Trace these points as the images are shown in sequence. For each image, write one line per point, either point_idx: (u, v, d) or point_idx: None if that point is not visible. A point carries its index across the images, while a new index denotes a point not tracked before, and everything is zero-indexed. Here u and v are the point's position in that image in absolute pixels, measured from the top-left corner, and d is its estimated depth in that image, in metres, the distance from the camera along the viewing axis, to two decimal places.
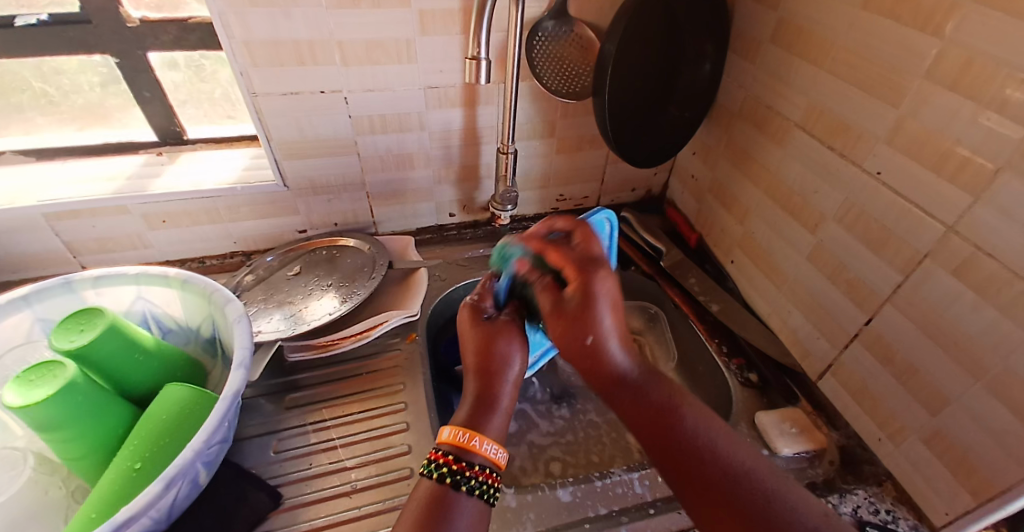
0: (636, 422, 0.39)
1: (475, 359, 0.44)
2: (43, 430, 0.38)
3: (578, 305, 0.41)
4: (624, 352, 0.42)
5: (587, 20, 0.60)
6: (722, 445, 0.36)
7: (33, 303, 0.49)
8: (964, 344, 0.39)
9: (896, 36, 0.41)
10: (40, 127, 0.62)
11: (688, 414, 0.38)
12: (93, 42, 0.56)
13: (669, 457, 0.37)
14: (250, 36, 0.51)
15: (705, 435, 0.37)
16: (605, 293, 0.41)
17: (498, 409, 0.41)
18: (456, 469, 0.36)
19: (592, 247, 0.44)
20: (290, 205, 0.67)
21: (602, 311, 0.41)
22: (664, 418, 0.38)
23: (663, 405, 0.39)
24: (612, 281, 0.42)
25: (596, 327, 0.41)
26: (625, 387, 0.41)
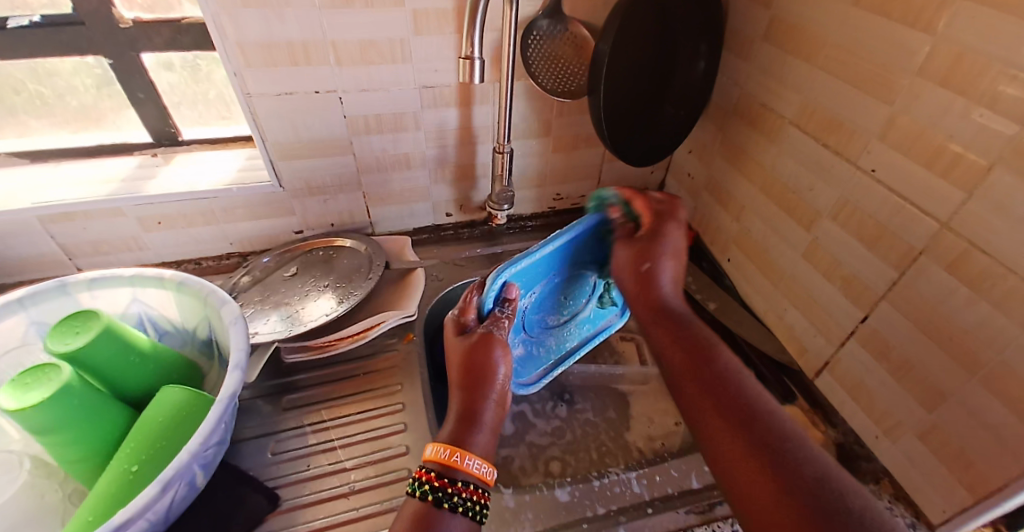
0: (674, 344, 0.44)
1: (457, 373, 0.44)
2: (38, 433, 0.38)
3: (648, 245, 0.49)
4: (673, 290, 0.49)
5: (581, 19, 0.60)
6: (749, 384, 0.39)
7: (28, 307, 0.49)
8: (958, 339, 0.39)
9: (888, 33, 0.41)
10: (33, 129, 0.62)
11: (725, 355, 0.42)
12: (86, 44, 0.55)
13: (692, 375, 0.41)
14: (243, 36, 0.51)
15: (736, 374, 0.40)
16: (675, 239, 0.50)
17: (483, 424, 0.41)
18: (438, 486, 0.36)
19: (674, 207, 0.53)
20: (286, 206, 0.67)
21: (669, 256, 0.49)
22: (704, 350, 0.42)
23: (705, 343, 0.43)
24: (680, 234, 0.51)
25: (657, 264, 0.48)
26: (666, 320, 0.46)
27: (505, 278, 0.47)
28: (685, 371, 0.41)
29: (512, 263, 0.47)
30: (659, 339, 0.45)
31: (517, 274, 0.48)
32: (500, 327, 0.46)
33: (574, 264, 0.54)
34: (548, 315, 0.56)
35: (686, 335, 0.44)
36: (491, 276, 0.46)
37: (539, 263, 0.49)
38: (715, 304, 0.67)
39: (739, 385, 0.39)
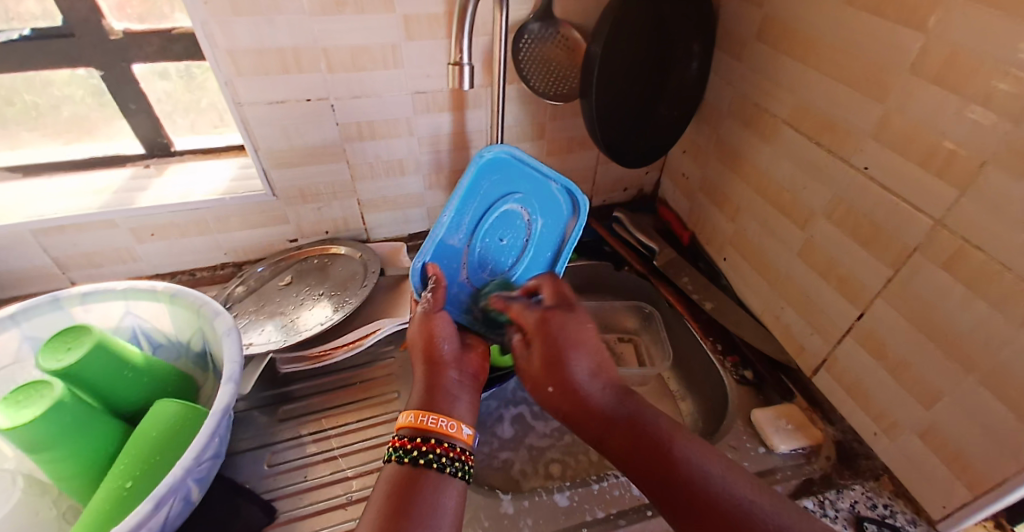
0: (631, 456, 0.37)
1: (416, 346, 0.44)
2: (30, 450, 0.38)
3: (545, 352, 0.43)
4: (596, 382, 0.41)
5: (573, 22, 0.59)
6: (728, 482, 0.33)
7: (21, 322, 0.48)
8: (955, 337, 0.39)
9: (880, 31, 0.40)
10: (27, 141, 0.62)
11: (683, 445, 0.36)
12: (77, 56, 0.55)
13: (663, 496, 0.34)
14: (234, 45, 0.51)
15: (703, 471, 0.34)
16: (569, 331, 0.44)
17: (452, 392, 0.41)
18: (399, 446, 0.36)
19: (561, 292, 0.48)
20: (280, 214, 0.66)
21: (570, 350, 0.42)
22: (662, 450, 0.35)
23: (659, 437, 0.36)
24: (576, 317, 0.45)
25: (566, 373, 0.41)
26: (616, 429, 0.38)
27: (420, 263, 0.46)
28: (649, 481, 0.35)
29: (421, 247, 0.46)
30: (614, 451, 0.38)
31: (430, 254, 0.46)
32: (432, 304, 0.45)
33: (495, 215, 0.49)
34: (497, 268, 0.52)
35: (641, 437, 0.37)
36: (410, 269, 0.46)
37: (449, 234, 0.46)
38: (713, 304, 0.67)
39: (720, 493, 0.32)
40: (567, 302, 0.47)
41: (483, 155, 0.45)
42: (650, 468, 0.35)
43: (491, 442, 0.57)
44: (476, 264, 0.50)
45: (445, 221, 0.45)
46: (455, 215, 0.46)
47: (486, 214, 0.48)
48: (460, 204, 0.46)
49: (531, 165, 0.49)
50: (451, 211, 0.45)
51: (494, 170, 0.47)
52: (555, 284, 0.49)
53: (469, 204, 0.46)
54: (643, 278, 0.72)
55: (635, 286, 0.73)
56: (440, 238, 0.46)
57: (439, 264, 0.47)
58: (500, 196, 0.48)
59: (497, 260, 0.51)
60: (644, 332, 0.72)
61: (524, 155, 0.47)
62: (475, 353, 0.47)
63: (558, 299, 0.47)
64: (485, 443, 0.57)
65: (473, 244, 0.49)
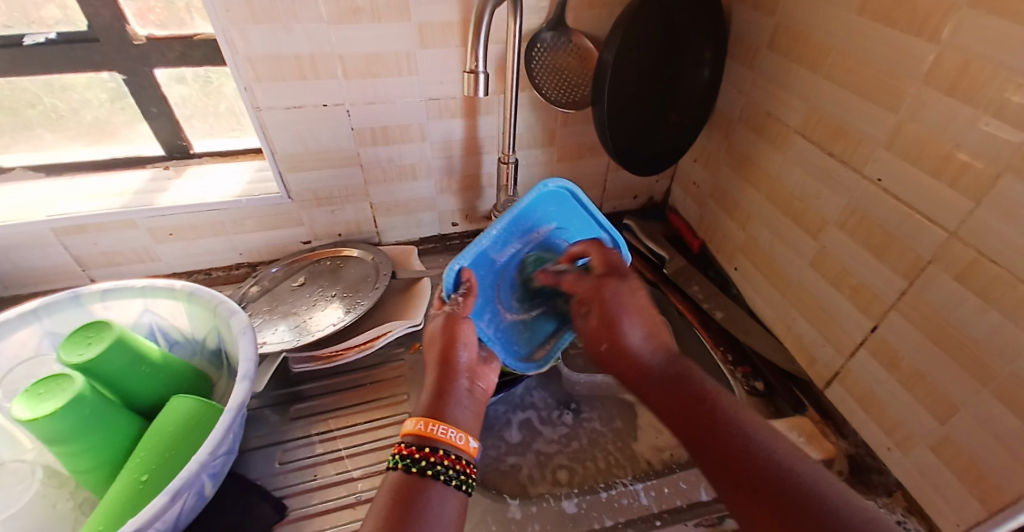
0: (670, 403, 0.42)
1: (433, 349, 0.45)
2: (51, 443, 0.39)
3: (601, 313, 0.48)
4: (648, 342, 0.46)
5: (585, 30, 0.60)
6: (755, 430, 0.37)
7: (42, 317, 0.50)
8: (969, 348, 0.39)
9: (893, 41, 0.41)
10: (50, 143, 0.64)
11: (721, 402, 0.40)
12: (100, 60, 0.57)
13: (696, 431, 0.39)
14: (252, 51, 0.52)
15: (738, 423, 0.38)
16: (621, 297, 0.47)
17: (459, 401, 0.42)
18: (406, 454, 0.36)
19: (608, 262, 0.49)
20: (294, 217, 0.68)
21: (623, 314, 0.47)
22: (699, 404, 0.40)
23: (699, 393, 0.41)
24: (628, 285, 0.48)
25: (619, 334, 0.46)
26: (658, 381, 0.44)
27: (459, 264, 0.45)
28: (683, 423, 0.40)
29: (464, 250, 0.46)
30: (652, 399, 0.43)
31: (471, 258, 0.46)
32: (459, 308, 0.45)
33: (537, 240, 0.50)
34: (525, 294, 0.52)
35: (678, 388, 0.42)
36: (446, 268, 0.45)
37: (494, 247, 0.47)
38: (723, 312, 0.66)
39: (748, 438, 0.36)
40: (617, 268, 0.49)
41: (549, 183, 0.48)
42: (681, 411, 0.41)
43: (499, 446, 0.57)
44: (507, 282, 0.50)
45: (494, 233, 0.46)
46: (506, 229, 0.47)
47: (532, 238, 0.50)
48: (512, 221, 0.48)
49: (588, 210, 0.52)
50: (503, 224, 0.47)
51: (553, 201, 0.50)
52: (598, 248, 0.50)
53: (520, 223, 0.48)
54: (653, 286, 0.72)
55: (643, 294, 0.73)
56: (484, 248, 0.46)
57: (476, 271, 0.47)
58: (550, 226, 0.51)
59: (527, 288, 0.52)
60: None
61: (585, 198, 0.51)
62: (489, 368, 0.48)
63: (605, 266, 0.49)
64: (494, 447, 0.57)
65: (511, 263, 0.50)
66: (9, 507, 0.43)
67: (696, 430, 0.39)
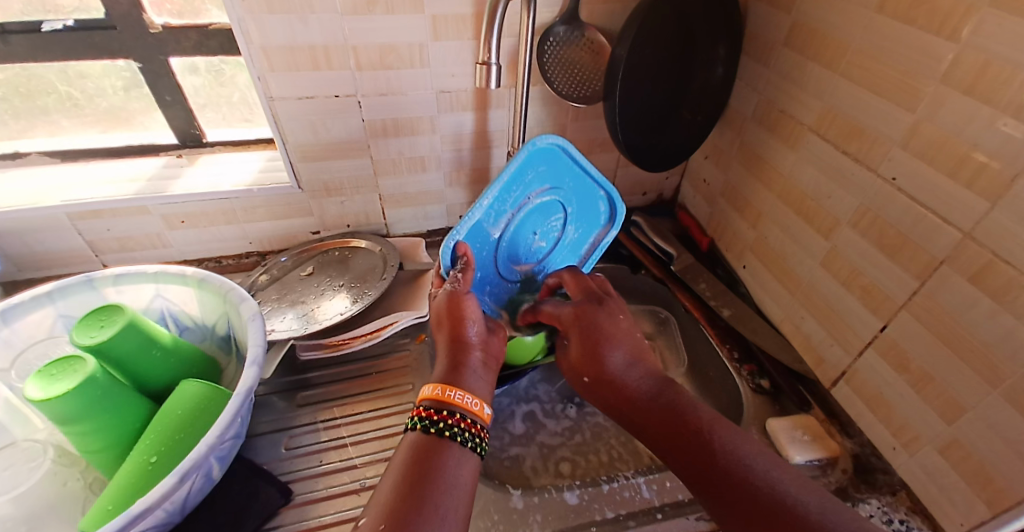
0: (663, 438, 0.38)
1: (441, 327, 0.44)
2: (62, 423, 0.40)
3: (584, 342, 0.45)
4: (634, 368, 0.43)
5: (598, 25, 0.60)
6: (752, 461, 0.34)
7: (56, 300, 0.51)
8: (981, 351, 0.38)
9: (912, 40, 0.40)
10: (65, 129, 0.64)
11: (716, 429, 0.37)
12: (117, 48, 0.57)
13: (694, 470, 0.36)
14: (268, 41, 0.52)
15: (735, 452, 0.35)
16: (600, 322, 0.46)
17: (474, 370, 0.41)
18: (425, 416, 0.37)
19: (585, 291, 0.49)
20: (305, 207, 0.68)
21: (607, 338, 0.44)
22: (693, 436, 0.37)
23: (692, 422, 0.38)
24: (607, 308, 0.47)
25: (601, 362, 0.43)
26: (647, 408, 0.40)
27: (454, 240, 0.46)
28: (678, 459, 0.37)
29: (458, 224, 0.46)
30: (641, 422, 0.40)
31: (465, 233, 0.47)
32: (459, 283, 0.45)
33: (533, 206, 0.50)
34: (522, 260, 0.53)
35: (674, 417, 0.39)
36: (443, 244, 0.45)
37: (487, 218, 0.48)
38: (730, 311, 0.66)
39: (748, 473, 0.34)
40: (593, 295, 0.49)
41: (538, 141, 0.47)
42: (684, 449, 0.37)
43: (503, 437, 0.58)
44: (505, 250, 0.51)
45: (486, 204, 0.46)
46: (499, 198, 0.47)
47: (526, 204, 0.50)
48: (503, 188, 0.47)
49: (580, 166, 0.52)
50: (495, 194, 0.47)
51: (543, 161, 0.49)
52: (575, 281, 0.51)
53: (513, 190, 0.48)
54: (660, 283, 0.72)
55: (652, 291, 0.74)
56: (478, 220, 0.47)
57: (473, 244, 0.48)
58: (543, 189, 0.50)
59: (524, 251, 0.53)
60: (660, 336, 0.71)
61: (578, 154, 0.50)
62: (499, 339, 0.46)
63: (584, 294, 0.49)
64: (497, 438, 0.57)
65: (508, 231, 0.50)
66: (19, 485, 0.43)
67: (702, 471, 0.35)
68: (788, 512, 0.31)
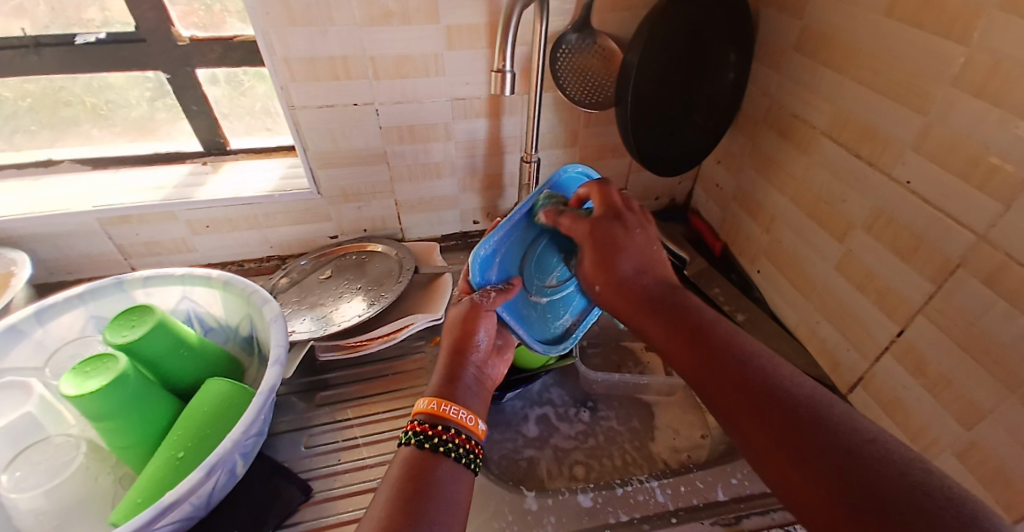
0: (669, 339, 0.39)
1: (450, 332, 0.45)
2: (95, 419, 0.41)
3: (596, 254, 0.44)
4: (644, 277, 0.43)
5: (609, 32, 0.61)
6: (758, 358, 0.34)
7: (87, 302, 0.53)
8: (998, 354, 0.38)
9: (923, 43, 0.40)
10: (96, 138, 0.67)
11: (723, 330, 0.37)
12: (146, 60, 0.60)
13: (696, 364, 0.36)
14: (290, 52, 0.54)
15: (741, 349, 0.35)
16: (615, 238, 0.44)
17: (469, 386, 0.42)
18: (420, 431, 0.37)
19: (603, 205, 0.46)
20: (323, 212, 0.70)
21: (618, 252, 0.44)
22: (698, 336, 0.37)
23: (698, 323, 0.38)
24: (625, 223, 0.45)
25: (613, 272, 0.43)
26: (654, 312, 0.40)
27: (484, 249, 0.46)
28: (683, 355, 0.37)
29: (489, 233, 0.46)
30: (652, 332, 0.40)
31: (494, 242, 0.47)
32: (487, 298, 0.44)
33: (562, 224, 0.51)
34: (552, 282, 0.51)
35: (681, 320, 0.39)
36: (473, 253, 0.45)
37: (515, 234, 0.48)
38: (744, 315, 0.66)
39: (750, 366, 0.34)
40: (613, 211, 0.45)
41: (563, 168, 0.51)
42: (690, 350, 0.37)
43: (517, 439, 0.58)
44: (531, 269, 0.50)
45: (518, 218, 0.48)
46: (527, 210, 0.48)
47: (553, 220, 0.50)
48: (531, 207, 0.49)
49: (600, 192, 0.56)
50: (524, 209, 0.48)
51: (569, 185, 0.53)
52: (600, 191, 0.47)
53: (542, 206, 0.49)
54: None
55: None
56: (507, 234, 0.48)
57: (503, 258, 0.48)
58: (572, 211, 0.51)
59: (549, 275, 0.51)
60: None
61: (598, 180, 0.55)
62: (500, 358, 0.47)
63: (607, 208, 0.46)
64: (511, 440, 0.58)
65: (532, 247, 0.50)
66: (40, 486, 0.44)
67: (704, 368, 0.36)
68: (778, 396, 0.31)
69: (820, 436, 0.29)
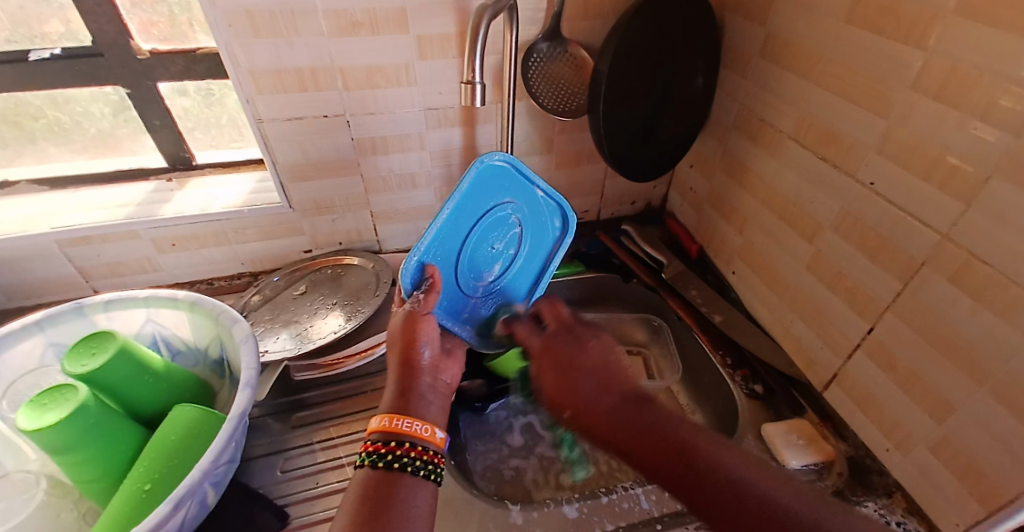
0: (656, 464, 0.33)
1: (393, 348, 0.42)
2: (54, 454, 0.39)
3: (551, 373, 0.42)
4: (602, 388, 0.39)
5: (580, 40, 0.61)
6: (755, 476, 0.31)
7: (46, 328, 0.50)
8: (965, 349, 0.39)
9: (882, 49, 0.41)
10: (53, 156, 0.65)
11: (705, 447, 0.33)
12: (104, 75, 0.58)
13: (696, 492, 0.31)
14: (255, 64, 0.53)
15: (733, 468, 0.32)
16: (572, 350, 0.43)
17: (424, 396, 0.40)
18: (372, 450, 0.35)
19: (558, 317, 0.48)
20: (296, 226, 0.68)
21: (575, 367, 0.42)
22: (688, 462, 0.32)
23: (682, 442, 0.33)
24: (576, 336, 0.45)
25: (574, 395, 0.39)
26: (633, 430, 0.35)
27: (414, 261, 0.44)
28: (681, 490, 0.32)
29: (417, 242, 0.44)
30: (625, 444, 0.35)
31: (425, 252, 0.45)
32: (421, 304, 0.43)
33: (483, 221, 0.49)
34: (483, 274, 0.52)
35: (662, 441, 0.34)
36: (405, 261, 0.43)
37: (443, 238, 0.46)
38: (722, 316, 0.67)
39: (753, 492, 0.30)
40: (570, 325, 0.47)
41: (483, 162, 0.46)
42: (686, 483, 0.32)
43: (501, 449, 0.58)
44: (463, 266, 0.49)
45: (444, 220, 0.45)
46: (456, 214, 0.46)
47: (483, 216, 0.49)
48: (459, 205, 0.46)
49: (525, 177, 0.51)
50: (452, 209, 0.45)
51: (496, 177, 0.48)
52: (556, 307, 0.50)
53: (470, 206, 0.47)
54: (651, 290, 0.72)
55: (643, 298, 0.73)
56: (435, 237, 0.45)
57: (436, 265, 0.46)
58: (499, 204, 0.50)
59: (482, 266, 0.51)
60: (654, 344, 0.72)
61: (526, 168, 0.50)
62: (454, 365, 0.45)
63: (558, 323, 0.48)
64: (495, 451, 0.58)
65: (467, 246, 0.48)
66: (15, 516, 0.43)
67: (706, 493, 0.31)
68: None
69: None
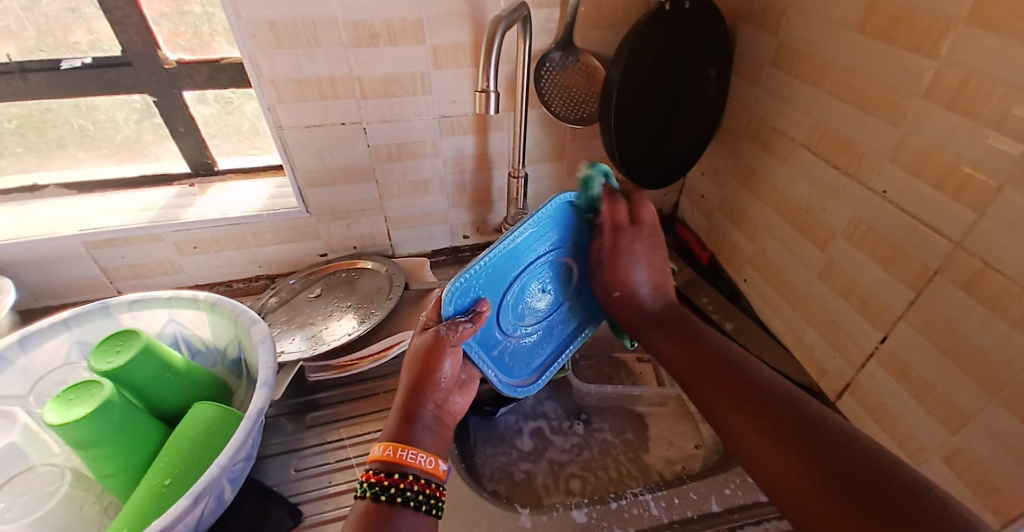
0: (675, 347, 0.46)
1: (410, 366, 0.40)
2: (79, 448, 0.41)
3: (617, 262, 0.50)
4: (651, 292, 0.51)
5: (593, 50, 0.62)
6: (748, 364, 0.42)
7: (73, 327, 0.52)
8: (978, 358, 0.39)
9: (894, 58, 0.42)
10: (83, 162, 0.67)
11: (717, 344, 0.45)
12: (132, 84, 0.60)
13: (695, 365, 0.43)
14: (276, 74, 0.55)
15: (736, 357, 0.42)
16: (637, 248, 0.50)
17: (426, 425, 0.39)
18: (375, 482, 0.35)
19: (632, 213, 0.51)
20: (312, 230, 0.70)
21: (637, 260, 0.50)
22: (697, 348, 0.44)
23: (698, 335, 0.46)
24: (641, 235, 0.51)
25: (629, 283, 0.50)
26: (664, 321, 0.48)
27: (466, 288, 0.41)
28: (684, 362, 0.44)
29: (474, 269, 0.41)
30: (655, 335, 0.48)
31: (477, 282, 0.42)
32: (453, 332, 0.40)
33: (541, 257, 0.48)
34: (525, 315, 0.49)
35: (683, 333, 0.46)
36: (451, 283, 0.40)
37: (501, 265, 0.44)
38: (733, 324, 0.67)
39: (739, 372, 0.41)
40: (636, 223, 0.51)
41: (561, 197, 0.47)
42: (688, 358, 0.44)
43: (511, 453, 0.58)
44: (510, 303, 0.46)
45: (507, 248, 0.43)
46: (518, 245, 0.44)
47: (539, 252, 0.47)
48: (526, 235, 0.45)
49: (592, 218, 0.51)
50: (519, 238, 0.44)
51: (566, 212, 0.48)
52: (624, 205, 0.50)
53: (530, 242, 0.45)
54: None
55: None
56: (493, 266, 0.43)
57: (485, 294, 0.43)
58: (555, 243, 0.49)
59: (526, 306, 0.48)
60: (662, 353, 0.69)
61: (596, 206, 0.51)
62: (465, 390, 0.43)
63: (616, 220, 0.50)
64: (505, 454, 0.58)
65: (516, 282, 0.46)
66: (38, 509, 0.44)
67: (699, 367, 0.43)
68: (765, 397, 0.38)
69: (778, 407, 0.37)
